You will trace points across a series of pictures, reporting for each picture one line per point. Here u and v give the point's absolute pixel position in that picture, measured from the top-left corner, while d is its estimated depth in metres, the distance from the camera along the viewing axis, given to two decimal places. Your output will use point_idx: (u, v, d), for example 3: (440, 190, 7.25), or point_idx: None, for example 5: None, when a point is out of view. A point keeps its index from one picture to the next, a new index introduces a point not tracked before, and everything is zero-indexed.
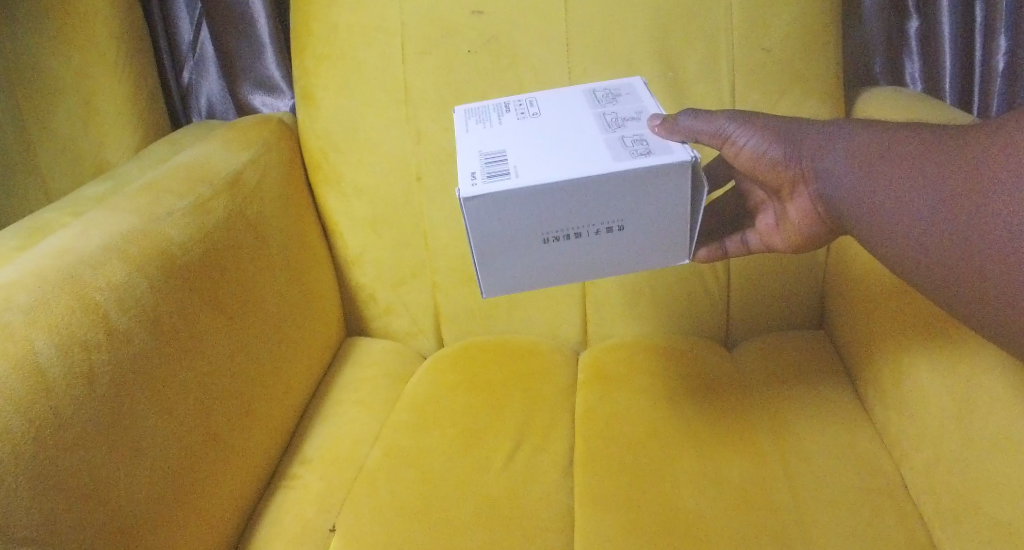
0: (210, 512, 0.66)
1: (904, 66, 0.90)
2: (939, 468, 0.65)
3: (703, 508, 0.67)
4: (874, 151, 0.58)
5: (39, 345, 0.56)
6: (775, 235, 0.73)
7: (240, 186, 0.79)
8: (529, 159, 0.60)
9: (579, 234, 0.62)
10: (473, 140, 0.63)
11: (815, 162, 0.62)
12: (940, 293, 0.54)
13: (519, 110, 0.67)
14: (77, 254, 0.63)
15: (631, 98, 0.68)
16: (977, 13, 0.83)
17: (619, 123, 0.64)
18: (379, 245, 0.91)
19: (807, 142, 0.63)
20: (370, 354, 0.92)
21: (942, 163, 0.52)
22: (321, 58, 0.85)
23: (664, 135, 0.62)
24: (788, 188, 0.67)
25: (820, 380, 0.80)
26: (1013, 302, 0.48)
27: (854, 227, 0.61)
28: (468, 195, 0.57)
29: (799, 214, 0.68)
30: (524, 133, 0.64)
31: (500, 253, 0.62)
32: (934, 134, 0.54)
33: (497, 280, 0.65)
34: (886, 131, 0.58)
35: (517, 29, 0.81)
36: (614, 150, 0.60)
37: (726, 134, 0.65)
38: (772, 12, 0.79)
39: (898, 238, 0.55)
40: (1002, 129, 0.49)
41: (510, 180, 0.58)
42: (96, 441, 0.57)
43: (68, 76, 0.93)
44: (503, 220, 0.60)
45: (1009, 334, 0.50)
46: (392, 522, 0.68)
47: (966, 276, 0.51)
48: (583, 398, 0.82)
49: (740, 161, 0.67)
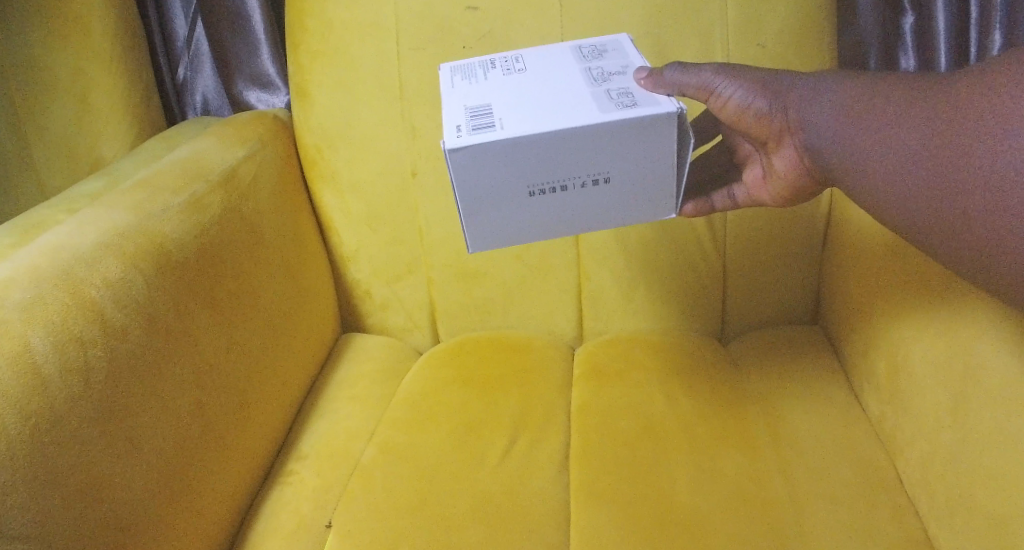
0: (207, 504, 0.67)
1: (900, 61, 0.90)
2: (934, 463, 0.66)
3: (698, 503, 0.67)
4: (861, 100, 0.57)
5: (35, 343, 0.56)
6: (762, 189, 0.72)
7: (236, 180, 0.80)
8: (514, 111, 0.60)
9: (565, 187, 0.62)
10: (459, 95, 0.63)
11: (800, 112, 0.61)
12: (931, 243, 0.53)
13: (505, 66, 0.67)
14: (72, 251, 0.63)
15: (617, 54, 0.68)
16: (972, 10, 0.83)
17: (605, 77, 0.64)
18: (375, 242, 0.90)
19: (793, 91, 0.62)
20: (366, 350, 0.92)
21: (931, 116, 0.51)
22: (315, 54, 0.85)
23: (651, 87, 0.62)
24: (775, 139, 0.66)
25: (816, 374, 0.81)
26: (1005, 246, 0.47)
27: (840, 178, 0.60)
28: (454, 146, 0.57)
29: (785, 166, 0.67)
30: (509, 87, 0.64)
31: (487, 205, 0.63)
32: (922, 83, 0.53)
33: (484, 233, 0.65)
34: (876, 79, 0.57)
35: (511, 24, 0.81)
36: (600, 102, 0.60)
37: (712, 87, 0.65)
38: (767, 7, 0.79)
39: (886, 186, 0.54)
40: (990, 71, 0.48)
41: (495, 131, 0.58)
42: (92, 434, 0.57)
43: (63, 74, 0.93)
44: (489, 173, 0.60)
45: (1000, 282, 0.49)
46: (387, 518, 0.68)
47: (958, 223, 0.50)
48: (578, 394, 0.82)
49: (726, 114, 0.66)
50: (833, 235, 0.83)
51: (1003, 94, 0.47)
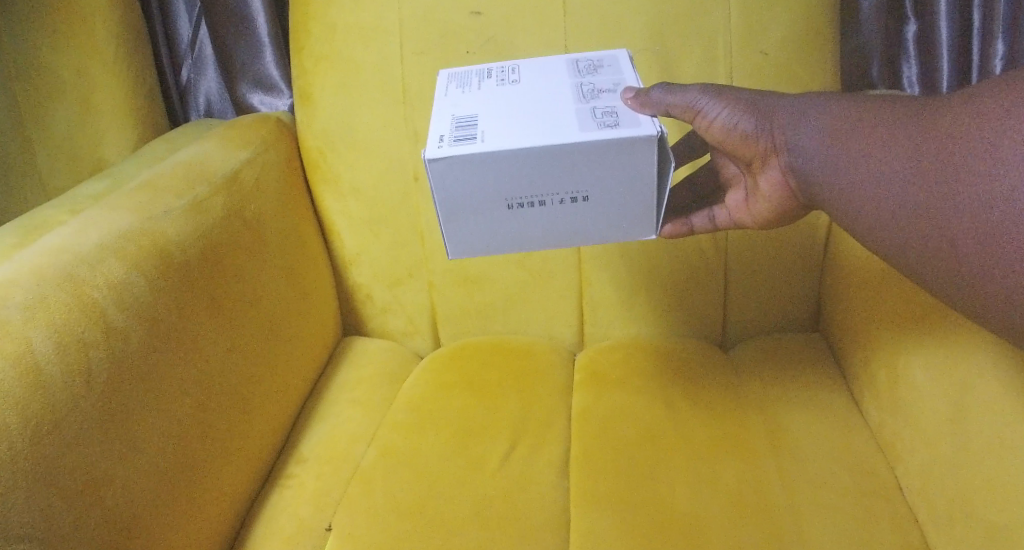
0: (206, 506, 0.67)
1: (902, 70, 0.90)
2: (934, 471, 0.65)
3: (699, 510, 0.67)
4: (847, 123, 0.57)
5: (37, 343, 0.56)
6: (744, 212, 0.73)
7: (239, 183, 0.80)
8: (497, 124, 0.60)
9: (543, 203, 0.62)
10: (450, 105, 0.64)
11: (785, 133, 0.62)
12: (914, 268, 0.53)
13: (499, 77, 0.68)
14: (75, 252, 0.63)
15: (611, 70, 0.68)
16: (975, 18, 0.83)
17: (594, 94, 0.64)
18: (377, 245, 0.91)
19: (779, 112, 0.63)
20: (367, 353, 0.92)
21: (918, 140, 0.51)
22: (319, 57, 0.85)
23: (636, 107, 0.61)
24: (760, 160, 0.66)
25: (815, 382, 0.81)
26: (986, 273, 0.48)
27: (824, 200, 0.60)
28: (433, 156, 0.57)
29: (769, 187, 0.68)
30: (499, 100, 0.64)
31: (467, 218, 0.63)
32: (911, 105, 0.53)
33: (465, 246, 0.65)
34: (861, 102, 0.57)
35: (515, 30, 0.81)
36: (583, 120, 0.60)
37: (697, 107, 0.66)
38: (770, 15, 0.79)
39: (869, 209, 0.54)
40: (978, 96, 0.48)
41: (475, 144, 0.58)
42: (91, 437, 0.57)
43: (67, 74, 0.93)
44: (469, 185, 0.60)
45: (983, 308, 0.50)
46: (387, 522, 0.68)
47: (942, 248, 0.50)
48: (578, 399, 0.82)
49: (712, 133, 0.67)
50: (835, 242, 0.83)
51: (992, 118, 0.46)
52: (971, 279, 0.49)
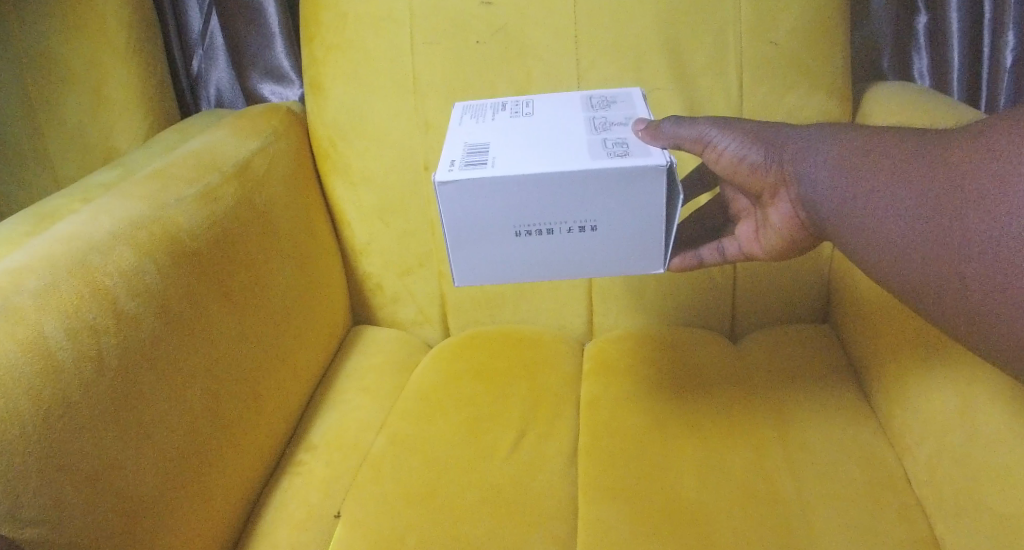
0: (215, 502, 0.67)
1: (913, 60, 0.93)
2: (942, 462, 0.66)
3: (705, 498, 0.67)
4: (856, 153, 0.57)
5: (49, 329, 0.57)
6: (755, 244, 0.73)
7: (248, 173, 0.80)
8: (509, 151, 0.61)
9: (551, 231, 0.62)
10: (464, 133, 0.65)
11: (795, 165, 0.62)
12: (918, 298, 0.53)
13: (513, 110, 0.69)
14: (87, 238, 0.64)
15: (625, 106, 0.68)
16: (985, 10, 0.86)
17: (606, 127, 0.64)
18: (386, 234, 0.91)
19: (788, 143, 0.63)
20: (377, 342, 0.93)
21: (926, 172, 0.51)
22: (330, 47, 0.85)
23: (647, 139, 0.61)
24: (769, 192, 0.66)
25: (825, 373, 0.80)
26: (992, 301, 0.47)
27: (833, 231, 0.60)
28: (443, 179, 0.58)
29: (780, 220, 0.67)
30: (512, 130, 0.64)
31: (475, 243, 0.62)
32: (920, 138, 0.53)
33: (473, 270, 0.64)
34: (871, 134, 0.57)
35: (526, 21, 0.81)
36: (593, 150, 0.60)
37: (707, 139, 0.66)
38: (784, 6, 0.79)
39: (877, 238, 0.54)
40: (986, 133, 0.48)
41: (485, 169, 0.58)
42: (106, 429, 0.58)
43: (79, 65, 0.94)
44: (477, 208, 0.60)
45: (977, 334, 0.49)
46: (397, 508, 0.69)
47: (945, 278, 0.50)
48: (586, 389, 0.82)
49: (721, 165, 0.67)
50: None
51: (1002, 158, 0.46)
52: (975, 309, 0.48)
